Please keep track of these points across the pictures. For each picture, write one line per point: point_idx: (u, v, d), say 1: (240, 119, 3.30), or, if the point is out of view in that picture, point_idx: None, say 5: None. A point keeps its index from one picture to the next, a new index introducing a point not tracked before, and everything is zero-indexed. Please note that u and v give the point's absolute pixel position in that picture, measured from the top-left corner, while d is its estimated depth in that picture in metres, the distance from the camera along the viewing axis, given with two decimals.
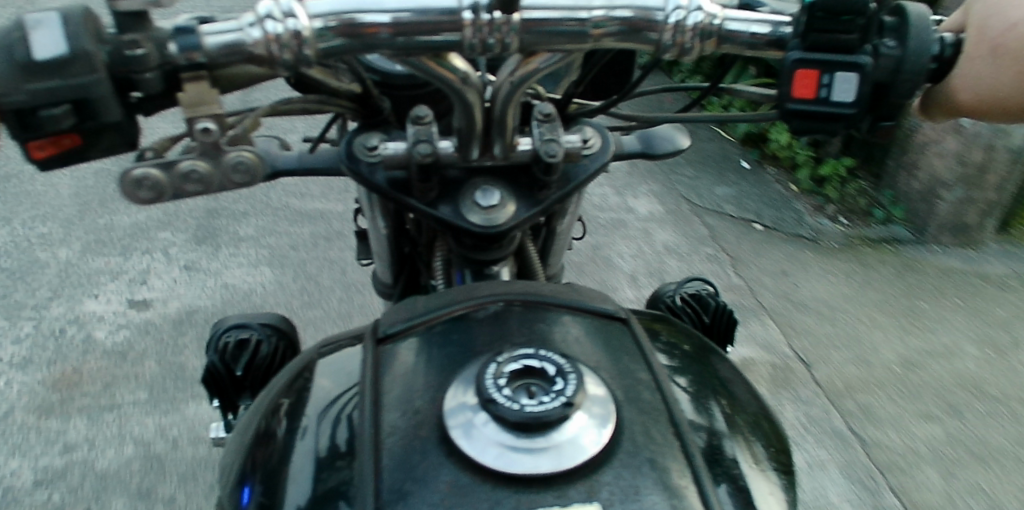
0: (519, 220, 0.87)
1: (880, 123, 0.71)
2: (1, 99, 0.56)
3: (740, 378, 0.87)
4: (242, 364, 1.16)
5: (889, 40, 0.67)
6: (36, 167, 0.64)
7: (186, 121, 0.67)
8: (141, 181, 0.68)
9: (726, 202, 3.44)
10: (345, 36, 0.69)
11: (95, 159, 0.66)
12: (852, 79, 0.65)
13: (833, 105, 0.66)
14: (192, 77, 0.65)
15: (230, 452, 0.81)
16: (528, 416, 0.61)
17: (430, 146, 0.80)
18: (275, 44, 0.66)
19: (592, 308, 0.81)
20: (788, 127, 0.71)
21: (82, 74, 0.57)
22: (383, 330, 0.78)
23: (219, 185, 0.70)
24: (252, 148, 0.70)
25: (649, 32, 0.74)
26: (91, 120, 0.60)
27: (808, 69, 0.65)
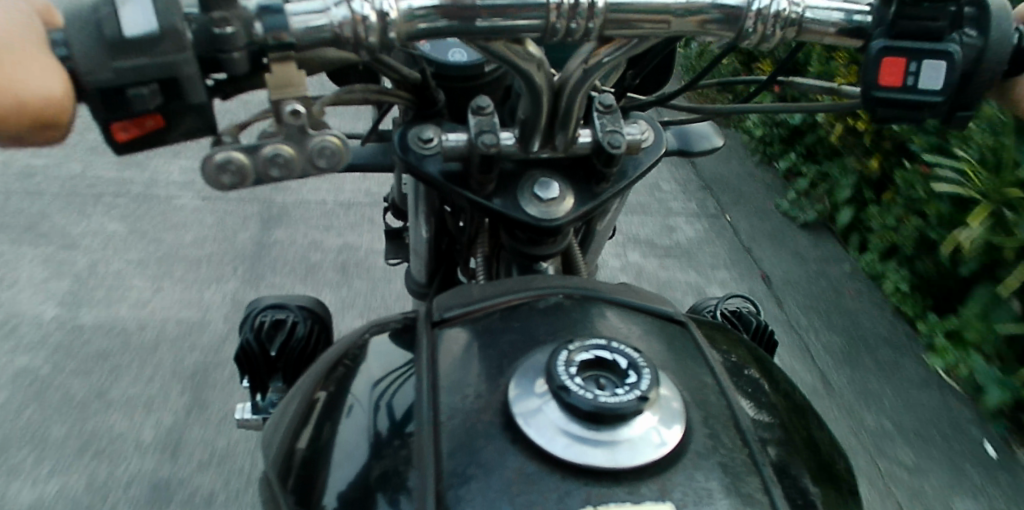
0: (574, 215, 1.01)
1: (956, 113, 0.81)
2: (91, 78, 0.59)
3: (798, 400, 0.88)
4: (277, 345, 1.22)
5: (969, 32, 0.78)
6: (113, 151, 0.67)
7: (275, 104, 0.68)
8: (224, 166, 0.69)
9: (839, 307, 2.99)
10: (447, 17, 0.71)
11: (175, 143, 0.69)
12: (939, 67, 0.75)
13: (921, 91, 0.76)
14: (280, 58, 0.67)
15: (270, 435, 0.86)
16: (600, 407, 0.60)
17: (494, 138, 0.94)
18: (362, 26, 0.69)
19: (650, 309, 0.87)
20: (873, 114, 0.81)
21: (171, 52, 0.60)
22: (439, 314, 0.83)
23: (301, 170, 0.72)
24: (336, 133, 0.72)
25: (738, 20, 0.77)
26: (177, 99, 0.64)
27: (897, 56, 0.75)
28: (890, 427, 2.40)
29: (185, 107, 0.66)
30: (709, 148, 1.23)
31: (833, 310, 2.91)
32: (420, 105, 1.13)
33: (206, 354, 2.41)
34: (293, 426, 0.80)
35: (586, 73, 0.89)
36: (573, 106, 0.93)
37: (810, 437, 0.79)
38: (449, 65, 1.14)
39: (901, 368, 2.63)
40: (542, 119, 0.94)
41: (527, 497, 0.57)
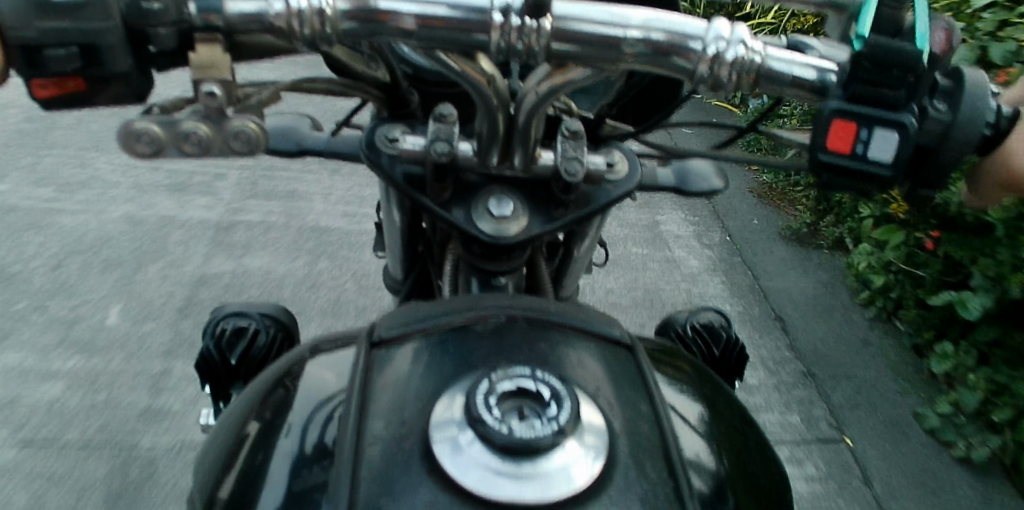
0: (531, 233, 0.99)
1: (920, 188, 0.80)
2: (12, 33, 0.59)
3: (744, 427, 0.87)
4: (237, 353, 1.20)
5: (939, 104, 0.73)
6: (38, 105, 0.67)
7: (195, 84, 0.67)
8: (140, 135, 0.67)
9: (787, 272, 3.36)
10: (356, 20, 0.69)
11: (99, 106, 0.69)
12: (892, 139, 0.70)
13: (869, 161, 0.72)
14: (206, 39, 0.66)
15: (213, 446, 0.86)
16: (516, 441, 0.59)
17: (447, 146, 0.92)
18: (296, 18, 0.68)
19: (599, 332, 0.85)
20: (819, 176, 0.77)
21: (94, 20, 0.61)
22: (378, 335, 0.82)
23: (218, 151, 0.69)
24: (258, 120, 0.69)
25: (672, 57, 0.74)
26: (97, 67, 0.64)
27: (846, 121, 0.71)
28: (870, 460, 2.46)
29: (109, 75, 0.65)
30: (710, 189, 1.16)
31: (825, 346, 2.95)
32: (392, 106, 1.11)
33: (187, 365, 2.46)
34: (227, 454, 0.79)
35: (539, 99, 0.86)
36: (530, 127, 0.91)
37: (755, 482, 0.77)
38: (427, 69, 1.12)
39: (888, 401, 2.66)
40: (498, 133, 0.92)
41: None
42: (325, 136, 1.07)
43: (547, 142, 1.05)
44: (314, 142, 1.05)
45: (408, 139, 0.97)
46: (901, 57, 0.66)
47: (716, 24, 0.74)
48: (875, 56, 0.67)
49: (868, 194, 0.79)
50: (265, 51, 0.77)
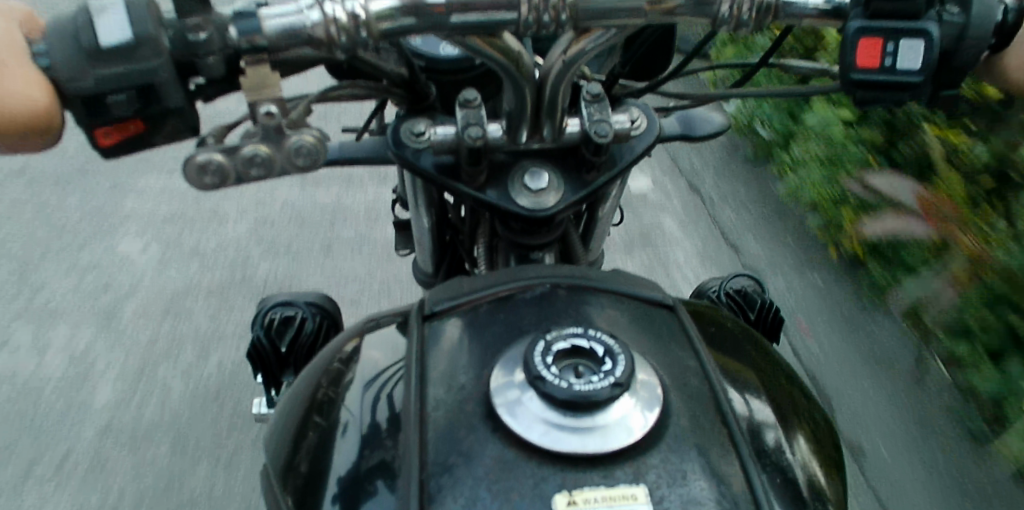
0: (566, 203, 1.01)
1: (942, 91, 0.83)
2: (71, 87, 0.62)
3: (787, 378, 0.88)
4: (287, 342, 1.25)
5: (951, 8, 0.77)
6: (100, 152, 0.70)
7: (252, 105, 0.70)
8: (205, 166, 0.70)
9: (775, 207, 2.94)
10: (412, 15, 0.71)
11: (159, 145, 0.72)
12: (918, 46, 0.73)
13: (900, 72, 0.74)
14: (254, 60, 0.69)
15: (274, 427, 0.89)
16: (576, 395, 0.62)
17: (480, 129, 0.93)
18: (333, 26, 0.70)
19: (639, 295, 0.87)
20: (852, 97, 0.79)
21: (149, 58, 0.62)
22: (429, 308, 0.85)
23: (281, 168, 0.72)
24: (314, 132, 0.72)
25: (711, 5, 0.76)
26: (155, 104, 0.66)
27: (873, 38, 0.74)
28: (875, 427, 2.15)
29: (165, 111, 0.67)
30: (714, 129, 1.21)
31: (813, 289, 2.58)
32: (411, 102, 1.09)
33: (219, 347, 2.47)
34: (288, 437, 0.82)
35: (567, 64, 0.88)
36: (558, 96, 0.93)
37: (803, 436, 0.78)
38: (440, 58, 1.10)
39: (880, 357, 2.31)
40: (528, 110, 0.95)
41: (505, 484, 0.60)
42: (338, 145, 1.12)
43: (573, 112, 1.07)
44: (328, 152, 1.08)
45: (438, 130, 0.98)
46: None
47: None
48: None
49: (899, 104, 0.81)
50: (296, 66, 0.79)
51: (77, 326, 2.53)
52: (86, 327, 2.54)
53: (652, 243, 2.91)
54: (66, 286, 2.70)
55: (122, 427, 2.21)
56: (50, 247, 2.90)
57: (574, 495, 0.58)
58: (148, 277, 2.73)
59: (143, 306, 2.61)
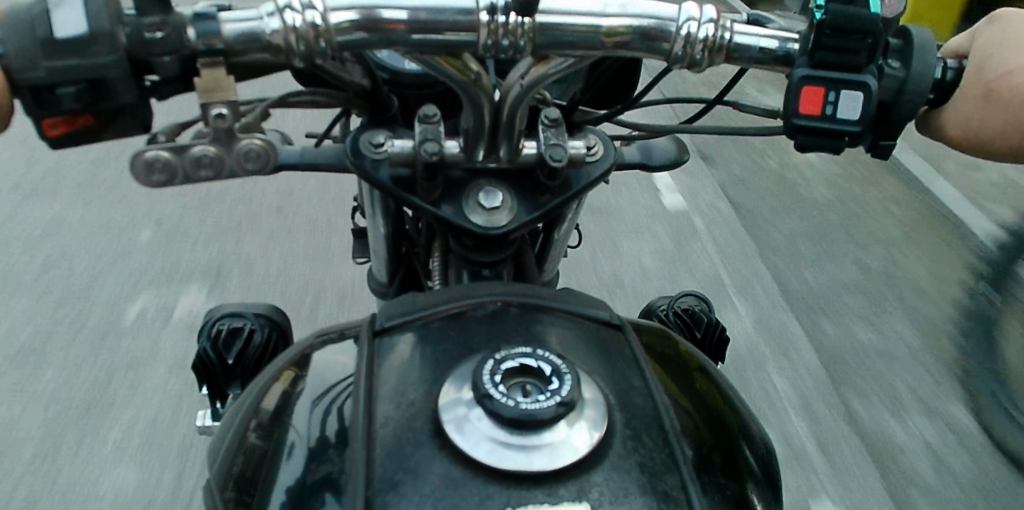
0: (519, 222, 1.02)
1: (880, 140, 0.88)
2: (23, 75, 0.64)
3: (728, 393, 0.91)
4: (234, 354, 1.23)
5: (893, 62, 0.81)
6: (49, 144, 0.71)
7: (202, 106, 0.70)
8: (153, 164, 0.71)
9: (788, 259, 3.43)
10: (365, 29, 0.73)
11: (108, 139, 0.73)
12: (857, 97, 0.77)
13: (838, 120, 0.79)
14: (209, 63, 0.69)
15: (219, 440, 0.88)
16: (522, 413, 0.63)
17: (437, 145, 0.94)
18: (292, 35, 0.70)
19: (590, 315, 0.89)
20: (795, 141, 0.83)
21: (102, 53, 0.64)
22: (379, 323, 0.85)
23: (230, 170, 0.73)
24: (262, 135, 0.73)
25: (662, 42, 0.79)
26: (106, 101, 0.68)
27: (815, 86, 0.78)
28: (836, 431, 2.63)
29: (117, 108, 0.69)
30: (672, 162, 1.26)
31: (832, 313, 3.15)
32: (373, 111, 1.08)
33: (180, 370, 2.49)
34: (228, 456, 0.81)
35: (525, 88, 0.90)
36: (515, 118, 0.95)
37: (746, 456, 0.79)
38: (406, 72, 1.11)
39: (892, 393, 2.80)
40: (484, 129, 0.96)
41: (450, 501, 0.60)
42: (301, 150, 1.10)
43: (530, 134, 1.08)
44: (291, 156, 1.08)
45: (395, 142, 0.99)
46: (859, 25, 0.73)
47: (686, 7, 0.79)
48: (835, 24, 0.73)
49: (838, 151, 0.85)
50: (259, 70, 0.80)
51: (45, 342, 2.60)
52: (59, 340, 2.60)
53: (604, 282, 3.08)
54: (39, 304, 2.77)
55: (85, 438, 2.26)
56: (19, 268, 2.95)
57: None
58: (116, 296, 2.80)
59: (111, 321, 2.68)
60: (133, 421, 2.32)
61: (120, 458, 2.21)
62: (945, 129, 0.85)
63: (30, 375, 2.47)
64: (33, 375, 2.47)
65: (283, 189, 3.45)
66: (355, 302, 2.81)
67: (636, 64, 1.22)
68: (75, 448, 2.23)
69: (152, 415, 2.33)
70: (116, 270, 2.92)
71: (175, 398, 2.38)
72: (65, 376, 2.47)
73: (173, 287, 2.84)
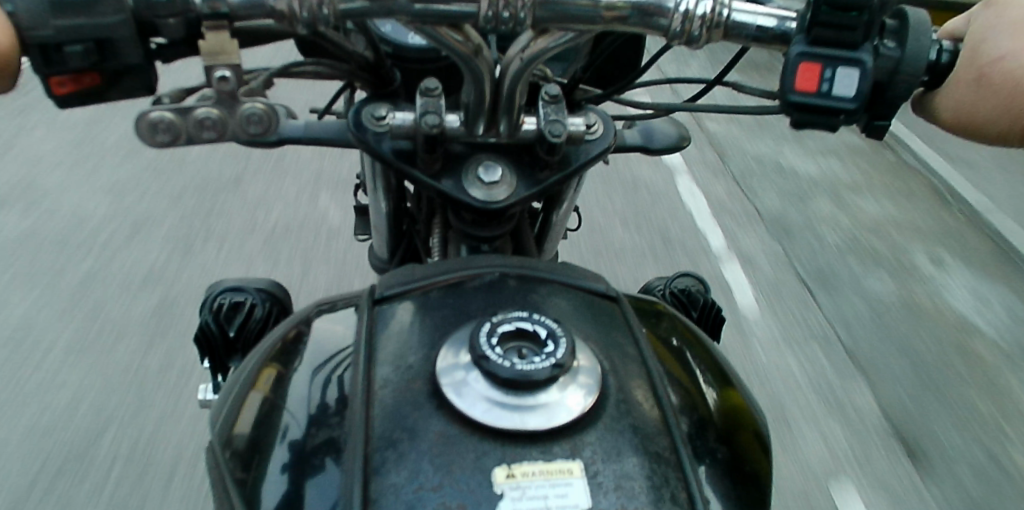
0: (518, 198, 1.03)
1: (875, 120, 0.88)
2: (31, 33, 0.64)
3: (723, 366, 0.92)
4: (235, 326, 1.24)
5: (889, 42, 0.82)
6: (56, 103, 0.72)
7: (207, 69, 0.71)
8: (157, 124, 0.72)
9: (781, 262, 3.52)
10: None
11: (113, 98, 0.75)
12: (854, 75, 0.78)
13: (835, 97, 0.79)
14: (213, 26, 0.71)
15: (220, 406, 0.89)
16: (518, 374, 0.65)
17: (437, 118, 0.95)
18: (297, 2, 0.72)
19: (587, 287, 0.91)
20: (792, 119, 0.84)
21: (109, 13, 0.66)
22: (380, 292, 0.86)
23: (232, 133, 0.74)
24: (264, 100, 0.74)
25: (661, 17, 0.80)
26: (112, 59, 0.70)
27: (811, 63, 0.79)
28: (829, 421, 2.67)
29: (123, 67, 0.71)
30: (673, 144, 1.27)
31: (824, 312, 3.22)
32: (375, 86, 1.09)
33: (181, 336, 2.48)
34: (229, 423, 0.83)
35: (524, 62, 0.91)
36: (515, 93, 0.95)
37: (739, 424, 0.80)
38: (409, 47, 1.12)
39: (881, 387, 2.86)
40: (484, 104, 0.97)
41: (447, 458, 0.62)
42: (304, 124, 1.12)
43: (530, 110, 1.09)
44: (293, 130, 1.08)
45: (396, 115, 1.00)
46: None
47: None
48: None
49: (835, 128, 0.86)
50: (260, 37, 0.81)
51: (37, 308, 2.58)
52: (60, 307, 2.59)
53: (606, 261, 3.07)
54: (40, 272, 2.75)
55: (85, 401, 2.24)
56: (18, 236, 2.93)
57: (512, 469, 0.60)
58: (110, 266, 2.79)
59: (106, 291, 2.66)
60: (125, 387, 2.30)
61: (118, 420, 2.19)
62: (938, 112, 0.86)
63: (21, 339, 2.45)
64: (25, 339, 2.45)
65: (285, 167, 3.44)
66: (357, 275, 2.80)
67: (638, 43, 1.23)
68: (75, 409, 2.22)
69: (145, 382, 2.31)
70: (115, 240, 2.91)
71: (177, 364, 2.37)
72: (58, 341, 2.46)
73: (174, 258, 2.83)
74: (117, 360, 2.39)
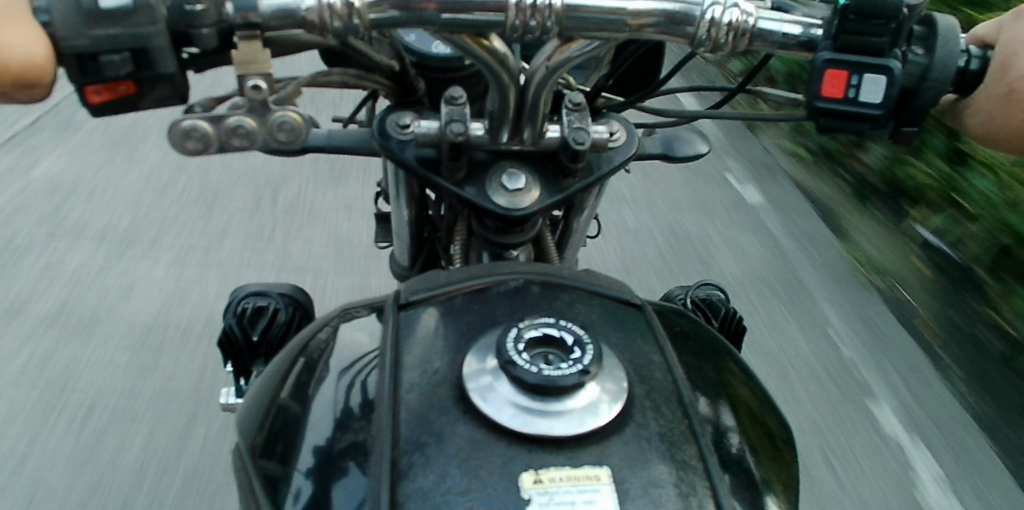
0: (541, 205, 1.03)
1: (902, 127, 0.87)
2: (68, 44, 0.67)
3: (746, 375, 0.92)
4: (259, 331, 1.26)
5: (916, 49, 0.81)
6: (90, 112, 0.74)
7: (239, 79, 0.73)
8: (190, 132, 0.74)
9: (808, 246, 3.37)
10: (397, 8, 0.75)
11: (147, 109, 0.77)
12: (881, 81, 0.77)
13: (862, 103, 0.78)
14: (246, 36, 0.72)
15: (247, 409, 0.91)
16: (544, 379, 0.65)
17: (461, 126, 0.96)
18: (327, 12, 0.73)
19: (612, 294, 0.90)
20: (817, 125, 0.83)
21: (144, 23, 0.68)
22: (405, 298, 0.87)
23: (264, 142, 0.76)
24: (296, 108, 0.75)
25: (687, 26, 0.80)
26: (147, 69, 0.71)
27: (838, 70, 0.78)
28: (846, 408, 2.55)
29: (156, 77, 0.73)
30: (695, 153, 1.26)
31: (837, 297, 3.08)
32: (399, 94, 1.10)
33: (202, 342, 2.51)
34: (256, 426, 0.84)
35: (550, 71, 0.91)
36: (539, 101, 0.96)
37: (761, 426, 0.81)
38: (432, 56, 1.12)
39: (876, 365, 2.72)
40: (509, 111, 0.98)
41: (474, 463, 0.62)
42: (328, 132, 1.13)
43: (554, 118, 1.09)
44: (318, 138, 1.10)
45: (422, 124, 1.01)
46: (882, 8, 0.73)
47: None
48: (861, 9, 0.74)
49: (862, 136, 0.85)
50: (291, 46, 0.83)
51: (46, 314, 2.61)
52: (84, 311, 2.63)
53: (624, 270, 3.07)
54: (64, 276, 2.80)
55: (105, 405, 2.27)
56: (45, 241, 2.99)
57: (539, 474, 0.61)
58: (131, 270, 2.82)
59: (119, 295, 2.70)
60: (133, 391, 2.32)
61: (137, 422, 2.22)
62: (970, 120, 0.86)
63: (30, 344, 2.49)
64: (46, 342, 2.50)
65: (306, 175, 3.47)
66: (374, 284, 2.81)
67: (661, 52, 1.23)
68: (98, 411, 2.25)
69: (153, 385, 2.35)
70: (136, 246, 2.95)
71: (198, 370, 2.40)
72: (67, 345, 2.48)
73: (195, 264, 2.86)
74: (125, 365, 2.42)
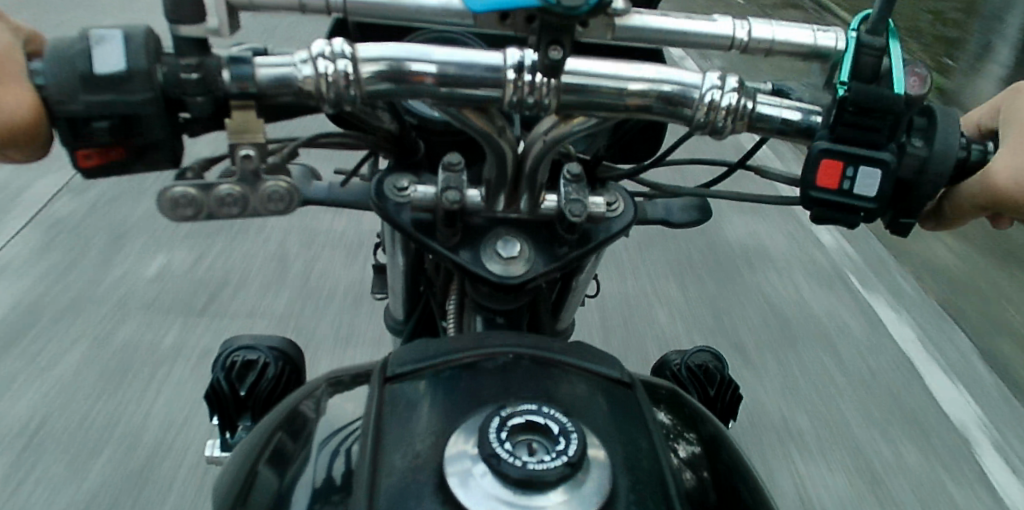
0: (535, 273, 1.02)
1: (900, 217, 0.87)
2: (63, 107, 0.68)
3: (737, 457, 0.89)
4: (247, 386, 1.24)
5: (916, 140, 0.81)
6: (81, 173, 0.74)
7: (232, 147, 0.75)
8: (179, 199, 0.74)
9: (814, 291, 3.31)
10: (391, 80, 0.75)
11: (137, 171, 0.77)
12: (874, 175, 0.77)
13: (855, 195, 0.79)
14: (241, 105, 0.74)
15: (227, 475, 0.89)
16: (529, 473, 0.63)
17: (458, 194, 0.95)
18: (324, 82, 0.72)
19: (601, 371, 0.89)
20: (810, 213, 0.83)
21: (136, 90, 0.68)
22: (391, 370, 0.85)
23: (253, 209, 0.76)
24: (287, 177, 0.76)
25: (684, 108, 0.81)
26: (138, 135, 0.71)
27: (833, 159, 0.78)
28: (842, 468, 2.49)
29: (149, 142, 0.73)
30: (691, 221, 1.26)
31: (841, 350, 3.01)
32: (399, 155, 1.11)
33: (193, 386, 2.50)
34: (231, 495, 0.82)
35: (548, 143, 0.91)
36: (536, 172, 0.96)
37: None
38: (433, 119, 1.13)
39: (859, 415, 2.72)
40: (507, 180, 0.98)
41: None
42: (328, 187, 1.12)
43: (551, 187, 1.10)
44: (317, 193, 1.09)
45: (418, 188, 1.02)
46: (879, 102, 0.74)
47: (710, 76, 0.81)
48: (858, 101, 0.74)
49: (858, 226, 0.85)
50: (293, 113, 0.83)
51: (37, 352, 2.62)
52: (73, 350, 2.63)
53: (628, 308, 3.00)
54: (60, 309, 2.80)
55: (85, 451, 2.28)
56: (41, 271, 3.00)
57: None
58: (125, 305, 2.83)
59: (113, 335, 2.69)
60: (119, 437, 2.33)
61: (116, 470, 2.22)
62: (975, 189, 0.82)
63: (20, 384, 2.49)
64: (33, 383, 2.50)
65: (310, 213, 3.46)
66: (368, 331, 2.79)
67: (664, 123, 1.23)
68: (81, 461, 2.25)
69: (143, 433, 2.34)
70: (132, 281, 2.94)
71: (184, 418, 2.39)
72: (57, 386, 2.49)
73: (192, 302, 2.86)
74: (115, 412, 2.40)
